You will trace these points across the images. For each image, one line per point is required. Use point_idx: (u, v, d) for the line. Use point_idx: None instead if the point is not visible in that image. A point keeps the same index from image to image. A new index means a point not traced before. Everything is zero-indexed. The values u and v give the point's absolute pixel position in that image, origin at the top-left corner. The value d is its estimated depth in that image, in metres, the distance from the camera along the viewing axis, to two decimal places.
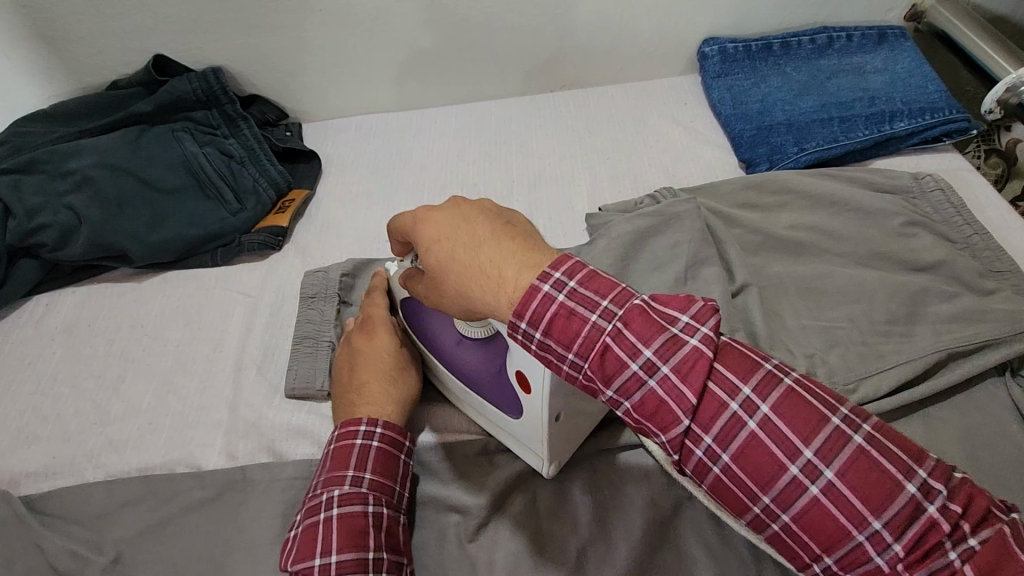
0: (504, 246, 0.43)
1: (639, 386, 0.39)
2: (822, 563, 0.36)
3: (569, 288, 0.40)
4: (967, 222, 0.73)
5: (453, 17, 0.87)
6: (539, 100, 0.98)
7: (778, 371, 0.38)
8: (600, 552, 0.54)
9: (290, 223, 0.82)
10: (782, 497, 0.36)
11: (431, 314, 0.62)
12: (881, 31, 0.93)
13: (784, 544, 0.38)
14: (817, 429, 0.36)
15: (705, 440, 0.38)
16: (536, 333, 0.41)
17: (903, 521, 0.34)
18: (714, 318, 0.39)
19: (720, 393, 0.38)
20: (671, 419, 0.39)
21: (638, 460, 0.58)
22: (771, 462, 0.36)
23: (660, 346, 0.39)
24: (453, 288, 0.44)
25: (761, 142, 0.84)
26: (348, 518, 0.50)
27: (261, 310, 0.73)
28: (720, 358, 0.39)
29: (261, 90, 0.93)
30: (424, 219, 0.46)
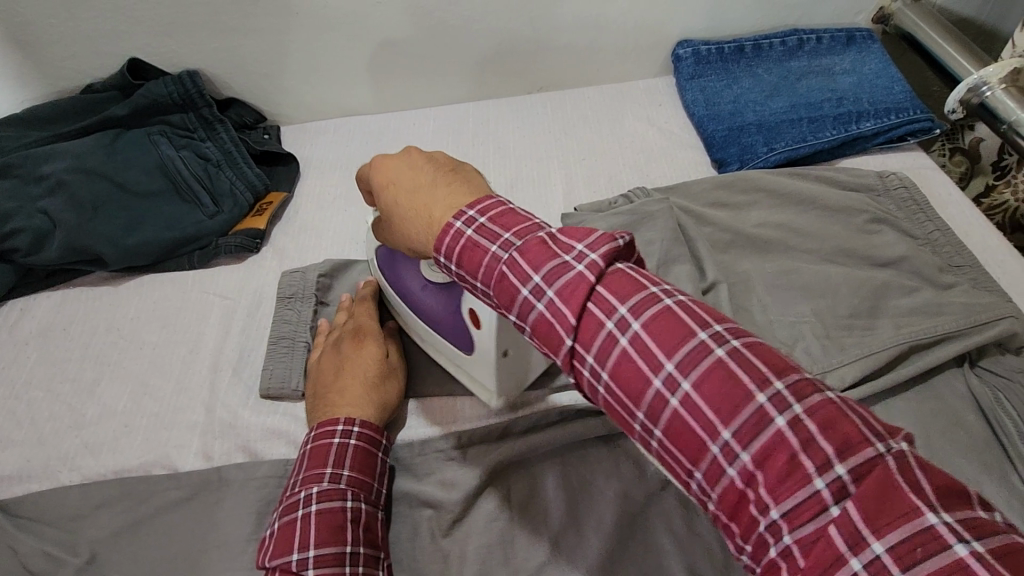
0: (439, 191, 0.46)
1: (528, 308, 0.39)
2: (694, 483, 0.34)
3: (478, 223, 0.42)
4: (929, 219, 0.75)
5: (428, 20, 0.88)
6: (517, 101, 0.99)
7: (661, 293, 0.37)
8: (571, 543, 0.55)
9: (267, 225, 0.83)
10: (650, 412, 0.35)
11: (399, 264, 0.66)
12: (850, 33, 0.95)
13: (666, 469, 0.36)
14: (682, 343, 0.35)
15: (586, 359, 0.37)
16: (452, 266, 0.43)
17: (757, 435, 0.32)
18: (608, 246, 0.39)
19: (597, 311, 0.37)
20: (558, 341, 0.39)
21: (608, 453, 0.60)
22: (639, 377, 0.35)
23: (548, 270, 0.39)
24: (394, 224, 0.48)
25: (732, 142, 0.86)
26: (327, 513, 0.51)
27: (239, 311, 0.74)
28: (606, 280, 0.38)
29: (238, 93, 0.93)
30: (379, 165, 0.50)
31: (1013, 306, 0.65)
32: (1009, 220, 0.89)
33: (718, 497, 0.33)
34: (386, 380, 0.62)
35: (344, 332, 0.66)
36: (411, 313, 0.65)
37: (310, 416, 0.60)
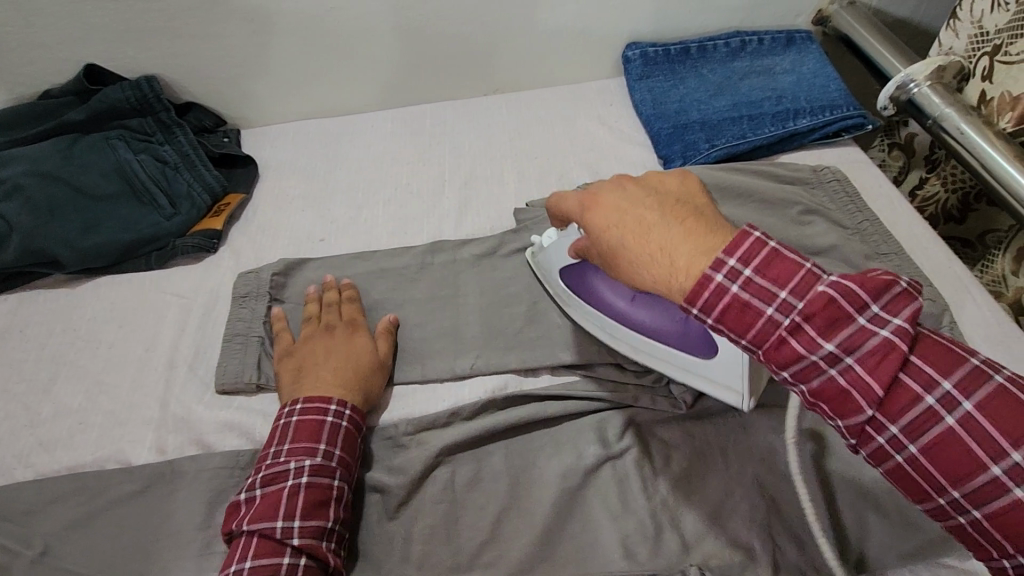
0: (673, 230, 0.44)
1: (815, 374, 0.41)
2: (1011, 561, 0.37)
3: (745, 278, 0.41)
4: (858, 210, 0.79)
5: (382, 24, 0.91)
6: (474, 102, 1.02)
7: (986, 369, 0.38)
8: (513, 522, 0.58)
9: (225, 226, 0.85)
10: (973, 492, 0.37)
11: (592, 283, 0.66)
12: (789, 35, 0.99)
13: (967, 536, 0.39)
14: (1023, 432, 0.36)
15: (889, 429, 0.40)
16: (708, 319, 0.43)
17: None
18: (910, 308, 0.39)
19: (913, 384, 0.39)
20: (852, 409, 0.40)
21: (549, 437, 0.63)
22: (967, 458, 0.38)
23: (844, 338, 0.40)
24: (621, 266, 0.47)
25: (676, 140, 0.90)
26: (313, 489, 0.55)
27: (195, 310, 0.75)
28: (916, 351, 0.40)
29: (197, 97, 0.94)
30: (591, 205, 0.50)
31: (930, 291, 0.70)
32: (940, 212, 0.93)
33: None
34: (375, 370, 0.65)
35: (329, 326, 0.68)
36: (617, 329, 0.65)
37: (288, 391, 0.63)
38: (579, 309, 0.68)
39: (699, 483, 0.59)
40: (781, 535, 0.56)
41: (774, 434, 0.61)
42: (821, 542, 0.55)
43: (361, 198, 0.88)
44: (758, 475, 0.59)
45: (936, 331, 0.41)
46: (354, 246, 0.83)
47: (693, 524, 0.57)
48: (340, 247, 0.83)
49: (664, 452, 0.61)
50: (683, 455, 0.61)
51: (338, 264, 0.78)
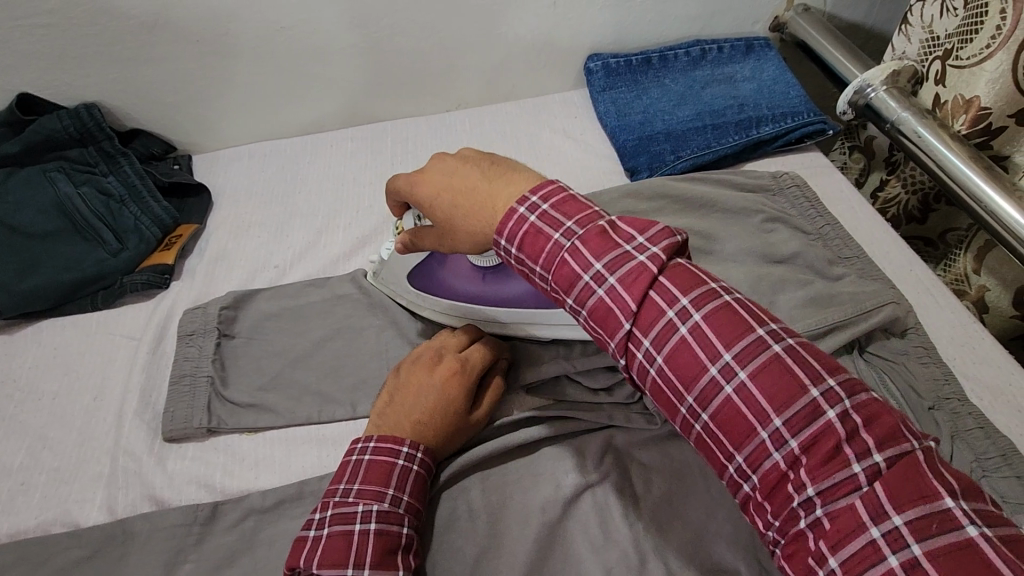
0: (493, 185, 0.50)
1: (588, 293, 0.46)
2: (734, 465, 0.41)
3: (541, 211, 0.47)
4: (819, 214, 0.80)
5: (336, 43, 0.88)
6: (436, 119, 0.99)
7: (720, 292, 0.43)
8: (493, 561, 0.55)
9: (177, 259, 0.81)
10: (701, 397, 0.41)
11: (436, 279, 0.69)
12: (748, 42, 1.00)
13: (706, 452, 0.43)
14: (740, 337, 0.41)
15: (644, 343, 0.44)
16: (514, 249, 0.49)
17: (807, 423, 0.38)
18: (668, 241, 0.45)
19: (659, 301, 0.44)
20: (616, 325, 0.45)
21: (525, 467, 0.61)
22: (694, 363, 0.42)
23: (611, 260, 0.45)
24: (454, 226, 0.52)
25: (642, 151, 0.89)
26: (381, 535, 0.51)
27: (144, 352, 0.71)
28: (665, 272, 0.45)
29: (142, 124, 0.90)
30: (419, 181, 0.54)
31: (895, 293, 0.70)
32: (901, 213, 0.94)
33: (759, 478, 0.40)
34: (466, 417, 0.60)
35: (422, 356, 0.63)
36: (474, 309, 0.68)
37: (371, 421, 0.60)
38: (426, 301, 0.70)
39: (681, 507, 0.58)
40: (766, 556, 0.54)
41: None
42: None
43: (322, 222, 0.85)
44: (740, 495, 0.58)
45: (687, 261, 0.46)
46: (312, 273, 0.79)
47: (678, 550, 0.55)
48: (298, 275, 0.79)
49: (643, 475, 0.60)
50: (663, 478, 0.59)
51: (295, 294, 0.75)
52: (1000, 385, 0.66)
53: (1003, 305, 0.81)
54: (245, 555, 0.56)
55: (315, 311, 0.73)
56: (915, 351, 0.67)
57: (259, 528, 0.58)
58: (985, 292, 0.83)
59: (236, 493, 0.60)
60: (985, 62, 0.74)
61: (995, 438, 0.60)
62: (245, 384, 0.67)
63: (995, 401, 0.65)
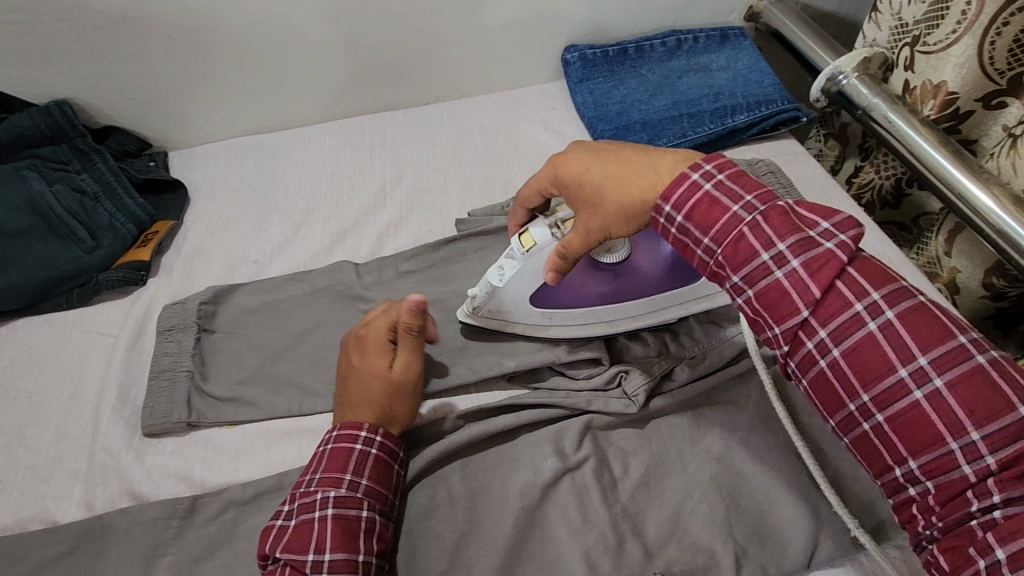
0: (652, 158, 0.51)
1: (762, 276, 0.45)
2: (906, 468, 0.41)
3: (716, 186, 0.48)
4: (793, 200, 0.81)
5: (311, 37, 0.87)
6: (414, 113, 0.99)
7: (915, 292, 0.43)
8: (473, 545, 0.56)
9: (154, 256, 0.80)
10: (881, 396, 0.42)
11: (567, 291, 0.64)
12: (723, 32, 1.00)
13: (869, 448, 0.43)
14: (940, 341, 0.41)
15: (819, 333, 0.44)
16: (678, 218, 0.49)
17: (1008, 441, 0.38)
18: (856, 230, 0.44)
19: (846, 292, 0.43)
20: (789, 311, 0.45)
21: (506, 452, 0.61)
22: (881, 361, 0.42)
23: (795, 242, 0.45)
24: (610, 196, 0.51)
25: (619, 141, 0.90)
26: (339, 520, 0.51)
27: (120, 348, 0.70)
28: (854, 263, 0.44)
29: (117, 121, 0.89)
30: (563, 163, 0.54)
31: None
32: (876, 198, 0.96)
33: (936, 484, 0.40)
34: (385, 389, 0.58)
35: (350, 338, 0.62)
36: (618, 308, 0.65)
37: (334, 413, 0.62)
38: (561, 317, 0.65)
39: (658, 488, 0.58)
40: (742, 534, 0.55)
41: (728, 431, 0.61)
42: (781, 537, 0.55)
43: (300, 216, 0.85)
44: (717, 474, 0.59)
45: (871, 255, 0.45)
46: (291, 267, 0.79)
47: (655, 530, 0.56)
48: (277, 269, 0.79)
49: (621, 458, 0.60)
50: (641, 460, 0.60)
51: (273, 287, 0.74)
52: None
53: (974, 285, 0.82)
54: (225, 546, 0.56)
55: (294, 304, 0.73)
56: None
57: (239, 520, 0.58)
58: (957, 274, 0.84)
59: (215, 486, 0.60)
60: (952, 47, 0.75)
61: None
62: (223, 378, 0.67)
63: None
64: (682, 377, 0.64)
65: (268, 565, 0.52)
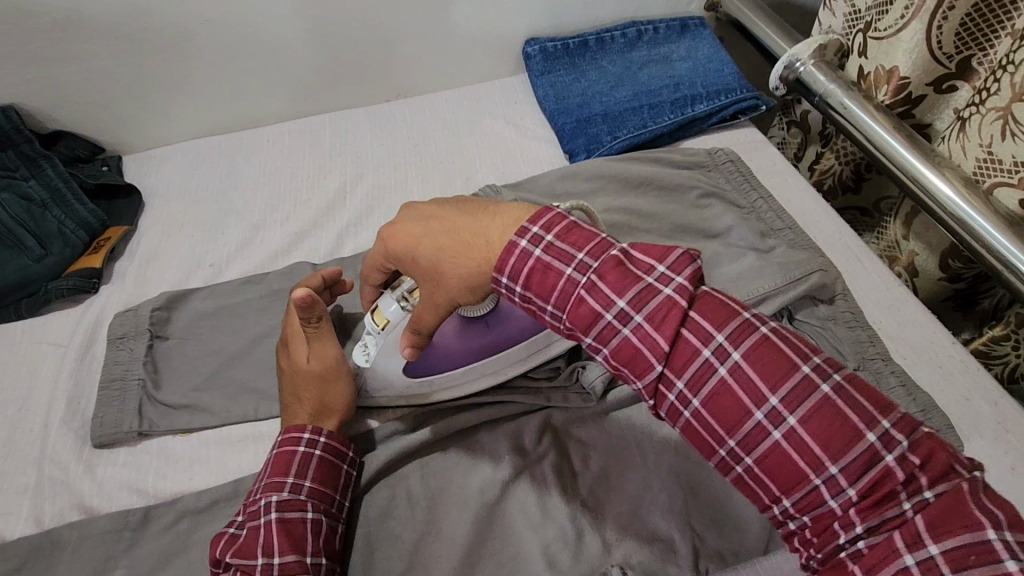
0: (483, 221, 0.49)
1: (611, 333, 0.44)
2: (780, 506, 0.41)
3: (546, 243, 0.46)
4: (753, 188, 0.82)
5: (264, 35, 0.86)
6: (375, 110, 0.98)
7: (755, 323, 0.42)
8: (433, 544, 0.55)
9: (107, 262, 0.78)
10: (745, 441, 0.40)
11: (440, 358, 0.59)
12: (683, 22, 1.00)
13: (748, 490, 0.42)
14: (784, 376, 0.40)
15: (676, 384, 0.42)
16: (518, 287, 0.47)
17: (862, 469, 0.38)
18: (690, 268, 0.44)
19: (692, 338, 0.42)
20: (645, 365, 0.43)
21: (466, 450, 0.60)
22: (736, 405, 0.41)
23: (634, 296, 0.43)
24: (446, 272, 0.49)
25: (580, 133, 0.90)
26: (284, 524, 0.51)
27: (71, 358, 0.69)
28: (694, 305, 0.43)
29: (66, 126, 0.87)
30: (391, 237, 0.52)
31: (824, 260, 0.72)
32: (837, 183, 0.96)
33: (809, 519, 0.40)
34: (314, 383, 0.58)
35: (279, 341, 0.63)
36: (503, 357, 0.61)
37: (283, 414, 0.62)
38: (444, 381, 0.61)
39: (618, 480, 0.58)
40: (700, 523, 0.56)
41: None
42: (738, 523, 0.56)
43: (257, 218, 0.83)
44: (675, 464, 0.59)
45: (712, 288, 0.44)
46: (249, 270, 0.78)
47: (615, 523, 0.56)
48: (233, 272, 0.78)
49: (581, 452, 0.60)
50: (601, 453, 0.60)
51: (230, 291, 0.73)
52: (922, 344, 0.69)
53: (931, 268, 0.83)
54: (179, 556, 0.55)
55: (251, 308, 0.71)
56: (842, 317, 0.69)
57: (193, 529, 0.57)
58: (915, 257, 0.85)
59: (169, 495, 0.59)
60: (902, 31, 0.76)
61: (914, 395, 0.63)
62: (177, 385, 0.65)
63: (917, 360, 0.68)
64: None
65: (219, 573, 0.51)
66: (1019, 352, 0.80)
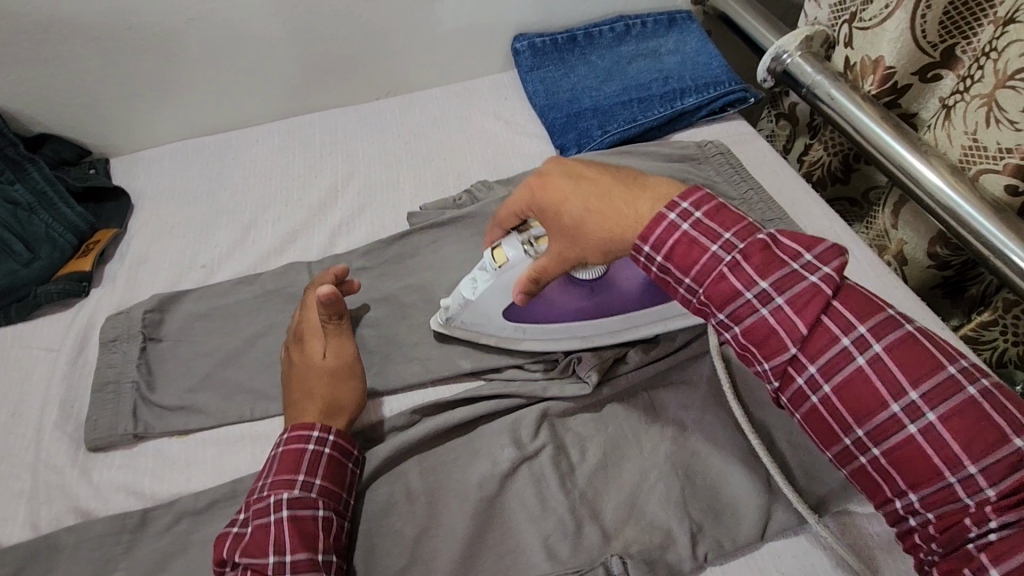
0: (634, 191, 0.49)
1: (748, 312, 0.46)
2: (906, 500, 0.42)
3: (694, 219, 0.47)
4: (744, 179, 0.82)
5: (251, 34, 0.85)
6: (365, 108, 0.98)
7: (900, 321, 0.43)
8: (433, 539, 0.55)
9: (97, 266, 0.78)
10: (878, 431, 0.42)
11: (539, 306, 0.61)
12: (670, 16, 1.01)
13: (868, 480, 0.44)
14: (929, 373, 0.41)
15: (808, 369, 0.44)
16: (658, 258, 0.48)
17: (1004, 473, 0.38)
18: (838, 259, 0.44)
19: (834, 327, 0.44)
20: (780, 347, 0.45)
21: (464, 445, 0.60)
22: (873, 395, 0.42)
23: (777, 279, 0.45)
24: (589, 229, 0.49)
25: (570, 128, 0.90)
26: (295, 522, 0.51)
27: (63, 362, 0.68)
28: (838, 296, 0.45)
29: (52, 129, 0.86)
30: (541, 186, 0.52)
31: None
32: (826, 174, 0.96)
33: (936, 515, 0.40)
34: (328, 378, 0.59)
35: (289, 339, 0.63)
36: (593, 322, 0.63)
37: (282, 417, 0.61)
38: (533, 329, 0.63)
39: (616, 470, 0.59)
40: (698, 510, 0.56)
41: (683, 410, 0.62)
42: (736, 510, 0.56)
43: (248, 218, 0.83)
44: (673, 453, 0.59)
45: (855, 283, 0.46)
46: (242, 270, 0.78)
47: (614, 512, 0.56)
48: (226, 273, 0.77)
49: (579, 444, 0.61)
50: (599, 444, 0.60)
51: (222, 291, 0.73)
52: None
53: (920, 255, 0.84)
54: (178, 557, 0.55)
55: (245, 308, 0.71)
56: None
57: (192, 530, 0.56)
58: (904, 245, 0.86)
59: (166, 497, 0.59)
60: (887, 21, 0.77)
61: None
62: (171, 387, 0.65)
63: None
64: (635, 359, 0.65)
65: (225, 570, 0.51)
66: (1007, 336, 0.81)
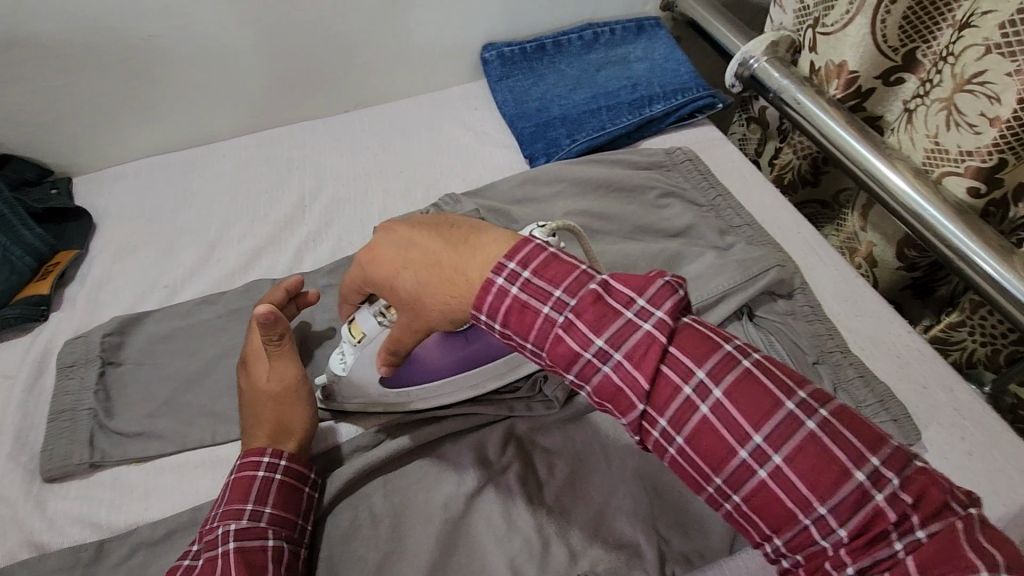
0: (464, 253, 0.46)
1: (591, 370, 0.41)
2: (773, 547, 0.39)
3: (522, 280, 0.43)
4: (712, 186, 0.82)
5: (214, 48, 0.84)
6: (334, 121, 0.97)
7: (737, 356, 0.40)
8: (396, 563, 0.54)
9: (57, 289, 0.76)
10: (733, 480, 0.39)
11: (415, 370, 0.58)
12: (639, 23, 1.01)
13: (738, 527, 0.40)
14: (769, 413, 0.38)
15: (659, 422, 0.40)
16: (496, 324, 0.44)
17: (855, 509, 0.36)
18: (671, 300, 0.41)
19: (673, 375, 0.40)
20: (626, 402, 0.41)
21: (429, 465, 0.59)
22: (720, 445, 0.39)
23: (611, 333, 0.41)
24: (425, 304, 0.47)
25: (539, 138, 0.90)
26: (243, 552, 0.49)
27: (18, 390, 0.66)
28: (674, 340, 0.41)
29: (10, 148, 0.84)
30: (369, 260, 0.49)
31: (781, 256, 0.73)
32: (797, 178, 0.96)
33: (802, 559, 0.38)
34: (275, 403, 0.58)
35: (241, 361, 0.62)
36: (476, 372, 0.60)
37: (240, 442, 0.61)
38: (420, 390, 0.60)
39: (583, 486, 0.58)
40: (664, 525, 0.56)
41: None
42: (703, 524, 0.56)
43: (213, 236, 0.82)
44: (639, 467, 0.59)
45: (692, 319, 0.42)
46: (206, 289, 0.76)
47: (580, 530, 0.56)
48: (190, 292, 0.76)
49: (545, 460, 0.60)
50: (565, 460, 0.60)
51: (184, 312, 0.71)
52: (880, 334, 0.70)
53: (888, 258, 0.85)
54: None
55: (207, 329, 0.70)
56: (802, 310, 0.70)
57: (149, 562, 0.55)
58: (873, 248, 0.86)
59: (123, 528, 0.57)
60: (849, 26, 0.77)
61: (873, 385, 0.65)
62: (130, 413, 0.64)
63: (875, 351, 0.69)
64: None
65: None
66: (976, 337, 0.81)
